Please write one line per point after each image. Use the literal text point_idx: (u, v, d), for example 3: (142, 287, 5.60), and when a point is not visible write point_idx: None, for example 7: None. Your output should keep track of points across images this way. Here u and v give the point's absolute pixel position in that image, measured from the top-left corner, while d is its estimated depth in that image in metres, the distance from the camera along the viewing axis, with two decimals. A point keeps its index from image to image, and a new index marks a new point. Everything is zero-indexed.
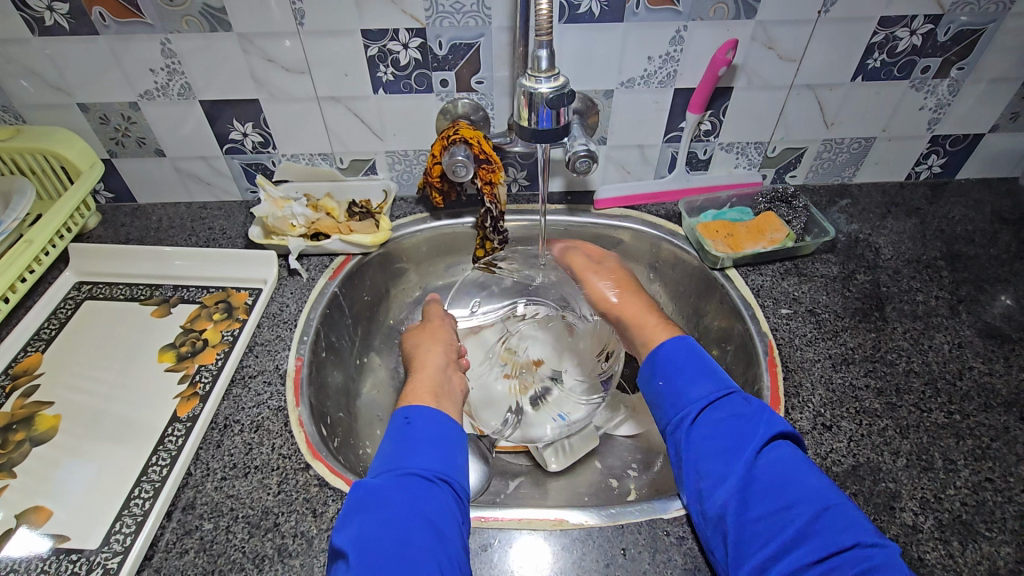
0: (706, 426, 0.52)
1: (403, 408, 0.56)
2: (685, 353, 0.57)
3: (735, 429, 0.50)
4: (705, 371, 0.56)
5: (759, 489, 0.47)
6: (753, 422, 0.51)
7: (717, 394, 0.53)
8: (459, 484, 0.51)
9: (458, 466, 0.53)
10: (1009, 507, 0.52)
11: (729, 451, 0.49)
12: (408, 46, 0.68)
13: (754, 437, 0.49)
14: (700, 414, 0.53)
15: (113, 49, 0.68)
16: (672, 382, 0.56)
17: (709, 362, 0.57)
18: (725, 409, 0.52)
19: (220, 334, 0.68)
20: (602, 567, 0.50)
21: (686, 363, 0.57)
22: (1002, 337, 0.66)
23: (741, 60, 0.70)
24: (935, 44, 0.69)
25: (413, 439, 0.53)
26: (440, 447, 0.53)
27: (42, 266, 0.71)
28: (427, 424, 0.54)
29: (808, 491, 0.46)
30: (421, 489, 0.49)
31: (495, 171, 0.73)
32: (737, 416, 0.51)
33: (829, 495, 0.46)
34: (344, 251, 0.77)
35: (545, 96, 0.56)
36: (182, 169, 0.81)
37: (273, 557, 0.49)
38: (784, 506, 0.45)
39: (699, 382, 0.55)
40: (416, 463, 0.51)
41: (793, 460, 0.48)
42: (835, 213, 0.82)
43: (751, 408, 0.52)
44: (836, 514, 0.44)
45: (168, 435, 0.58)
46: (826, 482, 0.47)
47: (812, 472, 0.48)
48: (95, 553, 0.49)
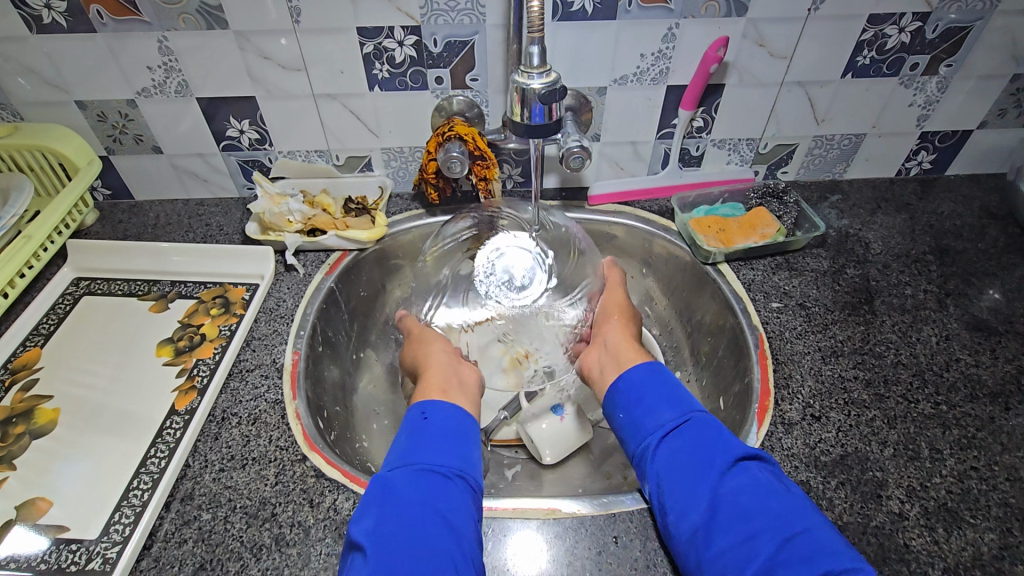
0: (666, 458, 0.53)
1: (420, 403, 0.58)
2: (644, 385, 0.59)
3: (695, 459, 0.51)
4: (664, 401, 0.57)
5: (722, 519, 0.47)
6: (713, 450, 0.51)
7: (676, 425, 0.54)
8: (474, 480, 0.52)
9: (472, 461, 0.54)
10: (993, 494, 0.53)
11: (690, 481, 0.50)
12: (403, 43, 0.69)
13: (714, 466, 0.50)
14: (660, 444, 0.54)
15: (110, 46, 0.68)
16: (631, 414, 0.58)
17: (671, 391, 0.58)
18: (684, 438, 0.53)
19: (217, 329, 0.69)
20: (594, 554, 0.51)
21: (648, 394, 0.58)
22: (989, 330, 0.67)
23: (733, 58, 0.71)
24: (923, 42, 0.70)
25: (429, 435, 0.54)
26: (456, 444, 0.54)
27: (41, 262, 0.72)
28: (440, 421, 0.55)
29: (771, 516, 0.46)
30: (437, 484, 0.50)
31: (489, 167, 0.74)
32: (695, 447, 0.52)
33: (793, 519, 0.46)
34: (340, 247, 0.78)
35: (538, 92, 0.57)
36: (179, 166, 0.82)
37: (270, 547, 0.50)
38: (746, 536, 0.45)
39: (657, 413, 0.56)
40: (433, 459, 0.51)
41: (758, 483, 0.49)
42: (826, 208, 0.83)
43: (712, 436, 0.53)
44: (800, 540, 0.44)
45: (166, 427, 0.59)
46: (792, 502, 0.47)
47: (775, 494, 0.47)
48: (94, 543, 0.50)
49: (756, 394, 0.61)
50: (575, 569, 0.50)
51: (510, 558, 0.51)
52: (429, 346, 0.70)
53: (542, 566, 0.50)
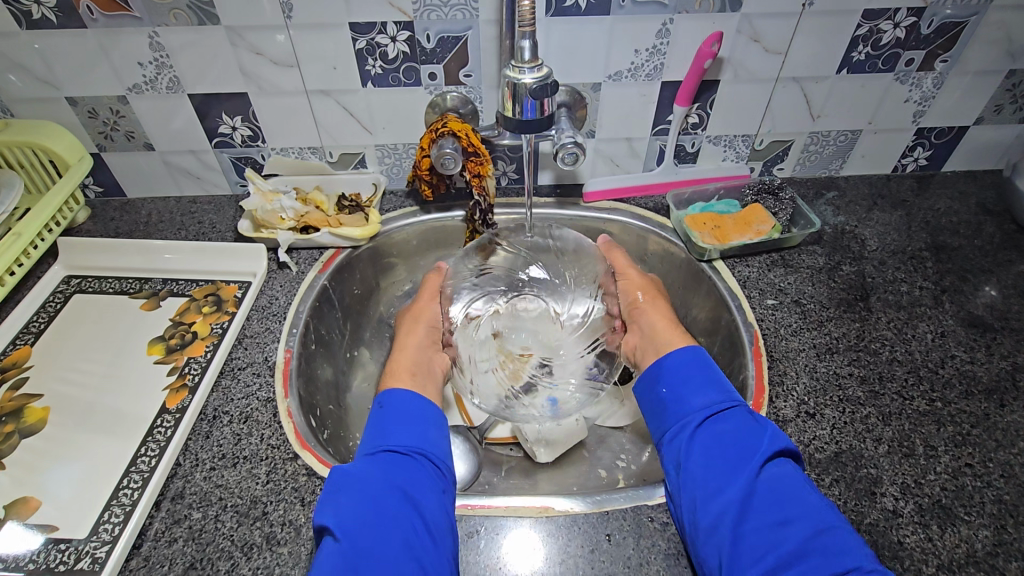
0: (707, 436, 0.52)
1: (379, 394, 0.58)
2: (691, 365, 0.57)
3: (737, 442, 0.50)
4: (708, 382, 0.56)
5: (757, 504, 0.46)
6: (756, 435, 0.50)
7: (720, 406, 0.53)
8: (437, 457, 0.52)
9: (432, 440, 0.53)
10: (987, 491, 0.53)
11: (729, 463, 0.49)
12: (396, 39, 0.68)
13: (756, 452, 0.49)
14: (702, 424, 0.53)
15: (100, 42, 0.68)
16: (675, 391, 0.56)
17: (714, 373, 0.57)
18: (727, 421, 0.52)
19: (209, 327, 0.68)
20: (587, 552, 0.50)
21: (694, 375, 0.57)
22: (984, 326, 0.67)
23: (727, 53, 0.71)
24: (918, 37, 0.70)
25: (387, 420, 0.54)
26: (415, 424, 0.54)
27: (31, 259, 0.71)
28: (397, 405, 0.55)
29: (809, 509, 0.45)
30: (394, 464, 0.50)
31: (483, 164, 0.73)
32: (739, 429, 0.51)
33: (830, 515, 0.45)
34: (334, 244, 0.77)
35: (529, 87, 0.56)
36: (171, 163, 0.81)
37: (261, 546, 0.50)
38: (782, 522, 0.45)
39: (702, 393, 0.55)
40: (390, 442, 0.52)
41: (794, 478, 0.48)
42: (822, 205, 0.83)
43: (753, 423, 0.52)
44: (838, 534, 0.44)
45: (157, 426, 0.58)
46: (828, 502, 0.47)
47: (814, 491, 0.47)
48: (83, 543, 0.50)
49: (751, 391, 0.61)
50: (568, 567, 0.50)
51: (503, 556, 0.50)
52: (419, 322, 0.70)
53: (534, 564, 0.50)
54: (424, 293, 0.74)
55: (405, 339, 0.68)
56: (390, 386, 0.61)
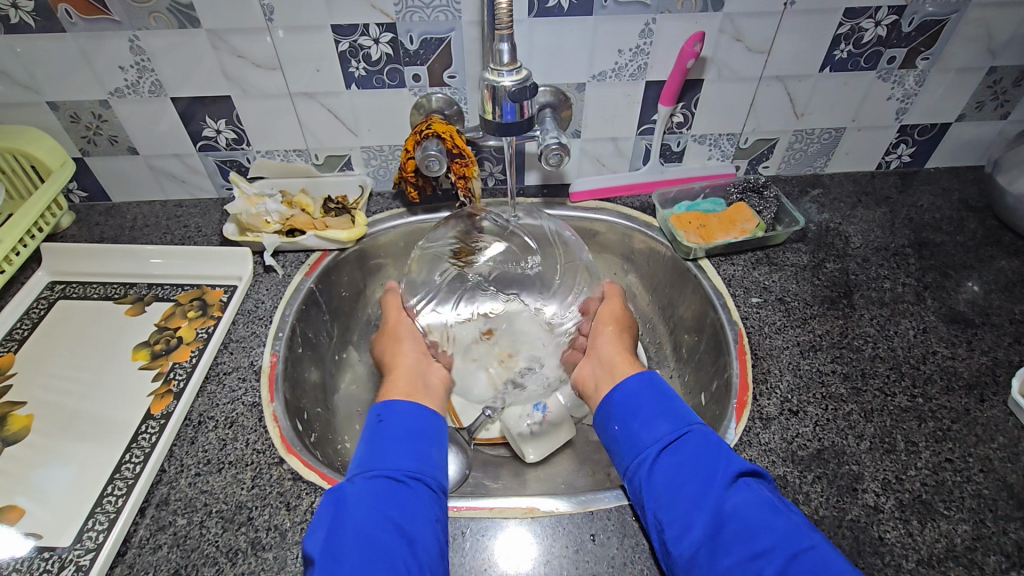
0: (665, 471, 0.51)
1: (378, 405, 0.58)
2: (641, 395, 0.57)
3: (695, 473, 0.49)
4: (662, 411, 0.55)
5: (726, 535, 0.45)
6: (715, 462, 0.49)
7: (674, 436, 0.53)
8: (434, 481, 0.52)
9: (431, 460, 0.53)
10: (967, 486, 0.53)
11: (690, 497, 0.48)
12: (379, 41, 0.68)
13: (715, 481, 0.48)
14: (658, 457, 0.52)
15: (81, 46, 0.67)
16: (628, 427, 0.56)
17: (669, 401, 0.56)
18: (683, 451, 0.51)
19: (195, 331, 0.68)
20: (571, 553, 0.51)
21: (644, 406, 0.56)
22: (965, 322, 0.68)
23: (710, 53, 0.71)
24: (900, 35, 0.70)
25: (386, 437, 0.54)
26: (414, 443, 0.54)
27: (14, 265, 0.71)
28: (397, 422, 0.55)
29: (777, 534, 0.44)
30: (388, 488, 0.49)
31: (468, 165, 0.74)
32: (693, 458, 0.50)
33: (799, 535, 0.44)
34: (320, 247, 0.77)
35: (508, 89, 0.56)
36: (156, 167, 0.81)
37: (246, 551, 0.50)
38: (753, 555, 0.43)
39: (654, 425, 0.54)
40: (386, 465, 0.51)
41: (760, 499, 0.47)
42: (807, 202, 0.84)
43: (713, 448, 0.51)
44: (808, 558, 0.42)
45: (141, 432, 0.58)
46: (798, 521, 0.45)
47: (780, 512, 0.45)
48: (67, 551, 0.49)
49: (735, 389, 0.61)
50: (553, 567, 0.50)
51: (490, 557, 0.50)
52: (401, 343, 0.71)
53: (520, 566, 0.50)
54: (391, 312, 0.75)
55: (395, 359, 0.69)
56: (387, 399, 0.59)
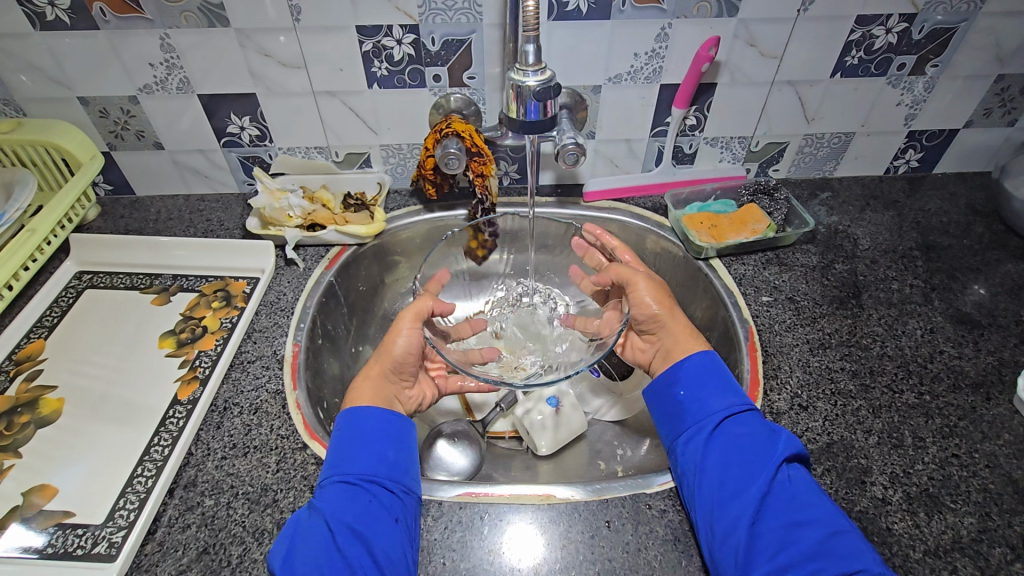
0: (727, 440, 0.53)
1: (344, 411, 0.57)
2: (707, 368, 0.59)
3: (755, 446, 0.52)
4: (727, 386, 0.58)
5: (774, 505, 0.49)
6: (775, 441, 0.53)
7: (739, 409, 0.55)
8: (396, 484, 0.52)
9: (392, 464, 0.53)
10: (972, 480, 0.55)
11: (747, 466, 0.51)
12: (402, 42, 0.70)
13: (773, 457, 0.51)
14: (721, 424, 0.55)
15: (113, 43, 0.69)
16: (694, 393, 0.58)
17: (732, 379, 0.59)
18: (745, 425, 0.54)
19: (219, 321, 0.70)
20: (587, 538, 0.52)
21: (710, 379, 0.58)
22: (972, 323, 0.69)
23: (724, 57, 0.73)
24: (909, 42, 0.72)
25: (342, 443, 0.53)
26: (375, 445, 0.54)
27: (45, 255, 0.73)
28: (363, 425, 0.55)
29: (822, 513, 0.48)
30: (348, 495, 0.50)
31: (486, 164, 0.75)
32: (757, 432, 0.53)
33: (840, 519, 0.48)
34: (340, 242, 0.79)
35: (533, 89, 0.58)
36: (180, 162, 0.83)
37: (272, 531, 0.52)
38: (797, 526, 0.48)
39: (721, 395, 0.57)
40: (342, 471, 0.51)
41: (808, 484, 0.51)
42: (816, 205, 0.85)
43: (773, 429, 0.54)
44: (849, 537, 0.46)
45: (169, 417, 0.60)
46: (839, 509, 0.50)
47: (826, 496, 0.50)
48: (100, 528, 0.51)
49: (746, 384, 0.63)
50: (569, 552, 0.51)
51: (506, 543, 0.52)
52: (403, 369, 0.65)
53: (535, 551, 0.51)
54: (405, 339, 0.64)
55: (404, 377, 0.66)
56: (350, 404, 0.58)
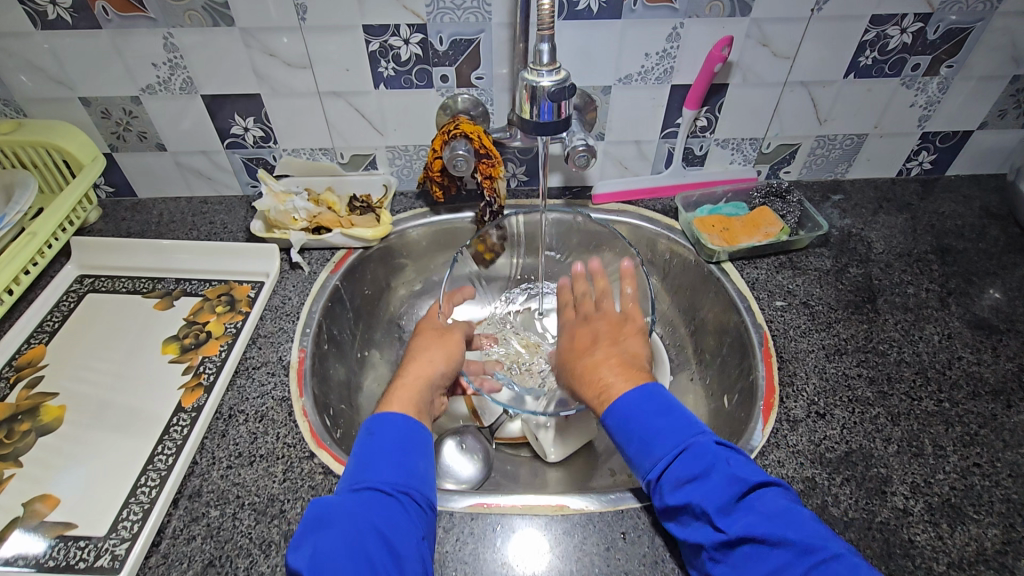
0: (674, 496, 0.48)
1: (372, 416, 0.55)
2: (638, 407, 0.53)
3: (701, 493, 0.47)
4: (665, 426, 0.51)
5: (742, 555, 0.44)
6: (722, 480, 0.47)
7: (678, 454, 0.49)
8: (424, 496, 0.49)
9: (421, 474, 0.50)
10: (995, 490, 0.53)
11: (701, 520, 0.46)
12: (409, 41, 0.69)
13: (722, 501, 0.46)
14: (665, 481, 0.49)
15: (115, 42, 0.68)
16: (631, 445, 0.52)
17: (667, 412, 0.53)
18: (687, 469, 0.48)
19: (223, 326, 0.69)
20: (602, 550, 0.51)
21: (643, 420, 0.52)
22: (990, 328, 0.68)
23: (736, 58, 0.72)
24: (925, 42, 0.71)
25: (373, 450, 0.51)
26: (408, 457, 0.51)
27: (46, 259, 0.72)
28: (392, 432, 0.52)
29: (792, 548, 0.43)
30: (377, 504, 0.46)
31: (495, 166, 0.74)
32: (701, 476, 0.48)
33: (813, 549, 0.43)
34: (345, 245, 0.78)
35: (547, 89, 0.57)
36: (183, 164, 0.82)
37: (279, 543, 0.50)
38: (772, 572, 0.43)
39: (656, 440, 0.51)
40: (375, 478, 0.48)
41: (772, 514, 0.45)
42: (828, 208, 0.84)
43: (722, 463, 0.48)
44: (825, 571, 0.41)
45: (173, 425, 0.59)
46: (812, 531, 0.44)
47: (792, 523, 0.44)
48: (102, 540, 0.50)
49: (761, 391, 0.62)
50: (584, 565, 0.50)
51: (519, 556, 0.51)
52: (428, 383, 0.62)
53: (548, 564, 0.50)
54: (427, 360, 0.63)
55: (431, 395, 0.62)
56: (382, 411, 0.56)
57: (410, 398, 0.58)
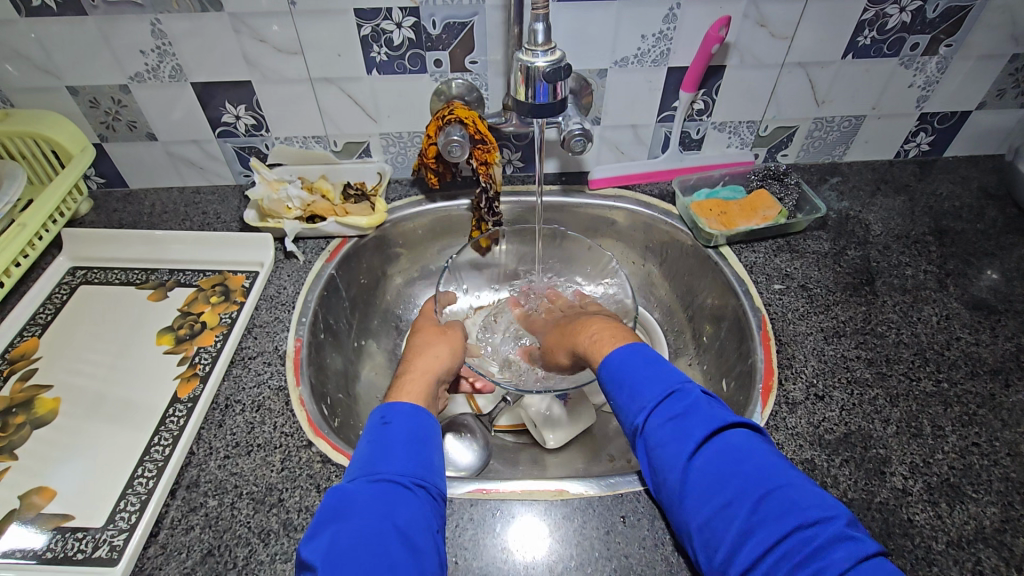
0: (649, 438, 0.48)
1: (381, 409, 0.53)
2: (631, 358, 0.53)
3: (672, 432, 0.47)
4: (648, 373, 0.51)
5: (700, 490, 0.44)
6: (697, 420, 0.47)
7: (655, 398, 0.49)
8: (435, 487, 0.48)
9: (434, 466, 0.49)
10: (994, 469, 0.53)
11: (669, 458, 0.46)
12: (401, 25, 0.68)
13: (691, 440, 0.46)
14: (640, 423, 0.49)
15: (102, 30, 0.67)
16: (616, 393, 0.52)
17: (649, 361, 0.53)
18: (661, 412, 0.48)
19: (218, 317, 0.68)
20: (602, 534, 0.51)
21: (631, 369, 0.52)
22: (989, 309, 0.68)
23: (734, 39, 0.71)
24: (924, 21, 0.70)
25: (389, 440, 0.49)
26: (421, 450, 0.49)
27: (36, 250, 0.71)
28: (403, 424, 0.51)
29: (748, 480, 0.43)
30: (396, 495, 0.45)
31: (490, 152, 0.73)
32: (675, 417, 0.47)
33: (769, 479, 0.42)
34: (340, 234, 0.77)
35: (542, 70, 0.56)
36: (175, 153, 0.81)
37: (278, 532, 0.50)
38: (724, 506, 0.42)
39: (638, 389, 0.51)
40: (392, 469, 0.47)
41: (736, 450, 0.45)
42: (826, 190, 0.83)
43: (698, 405, 0.48)
44: (776, 498, 0.41)
45: (169, 415, 0.58)
46: (774, 465, 0.44)
47: (756, 459, 0.44)
48: (100, 531, 0.50)
49: (760, 374, 0.62)
50: (584, 549, 0.50)
51: (517, 542, 0.50)
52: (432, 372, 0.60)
53: (547, 548, 0.50)
54: (427, 355, 0.62)
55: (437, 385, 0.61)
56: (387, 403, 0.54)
57: (420, 390, 0.57)
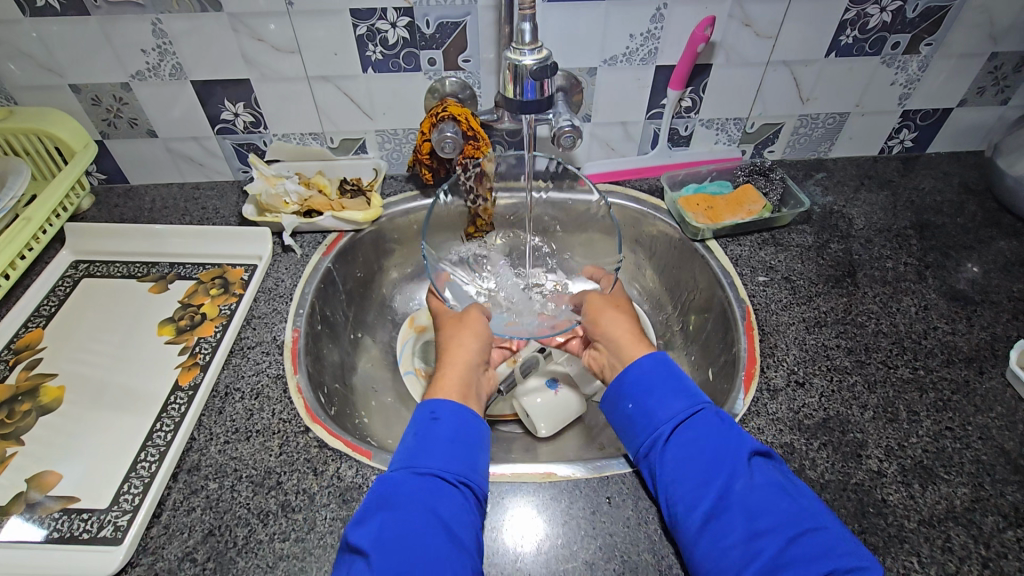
0: (679, 452, 0.51)
1: (430, 402, 0.55)
2: (660, 373, 0.57)
3: (706, 452, 0.50)
4: (677, 391, 0.55)
5: (731, 515, 0.46)
6: (732, 445, 0.50)
7: (690, 415, 0.53)
8: (480, 487, 0.50)
9: (478, 465, 0.51)
10: (966, 452, 0.56)
11: (700, 475, 0.49)
12: (396, 25, 0.69)
13: (728, 463, 0.49)
14: (673, 437, 0.52)
15: (104, 29, 0.69)
16: (641, 403, 0.55)
17: (680, 379, 0.56)
18: (696, 430, 0.52)
19: (218, 308, 0.70)
20: (588, 514, 0.53)
21: (659, 386, 0.56)
22: (966, 300, 0.70)
23: (719, 38, 0.73)
24: (904, 21, 0.72)
25: (437, 438, 0.51)
26: (468, 449, 0.51)
27: (41, 244, 0.72)
28: (451, 422, 0.52)
29: (783, 515, 0.45)
30: (439, 490, 0.47)
31: (481, 147, 0.77)
32: (710, 437, 0.51)
33: (803, 518, 0.45)
34: (337, 228, 0.79)
35: (530, 68, 0.58)
36: (174, 150, 0.83)
37: (276, 513, 0.52)
38: (757, 532, 0.44)
39: (669, 403, 0.54)
40: (438, 466, 0.49)
41: (770, 484, 0.47)
42: (811, 185, 0.86)
43: (733, 433, 0.51)
44: (810, 538, 0.44)
45: (170, 402, 0.60)
46: (804, 501, 0.47)
47: (787, 495, 0.47)
48: (105, 512, 0.52)
49: (743, 362, 0.64)
50: (570, 527, 0.52)
51: (506, 523, 0.52)
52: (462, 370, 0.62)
53: (535, 530, 0.52)
54: (456, 352, 0.63)
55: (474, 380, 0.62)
56: (429, 400, 0.55)
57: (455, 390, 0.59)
